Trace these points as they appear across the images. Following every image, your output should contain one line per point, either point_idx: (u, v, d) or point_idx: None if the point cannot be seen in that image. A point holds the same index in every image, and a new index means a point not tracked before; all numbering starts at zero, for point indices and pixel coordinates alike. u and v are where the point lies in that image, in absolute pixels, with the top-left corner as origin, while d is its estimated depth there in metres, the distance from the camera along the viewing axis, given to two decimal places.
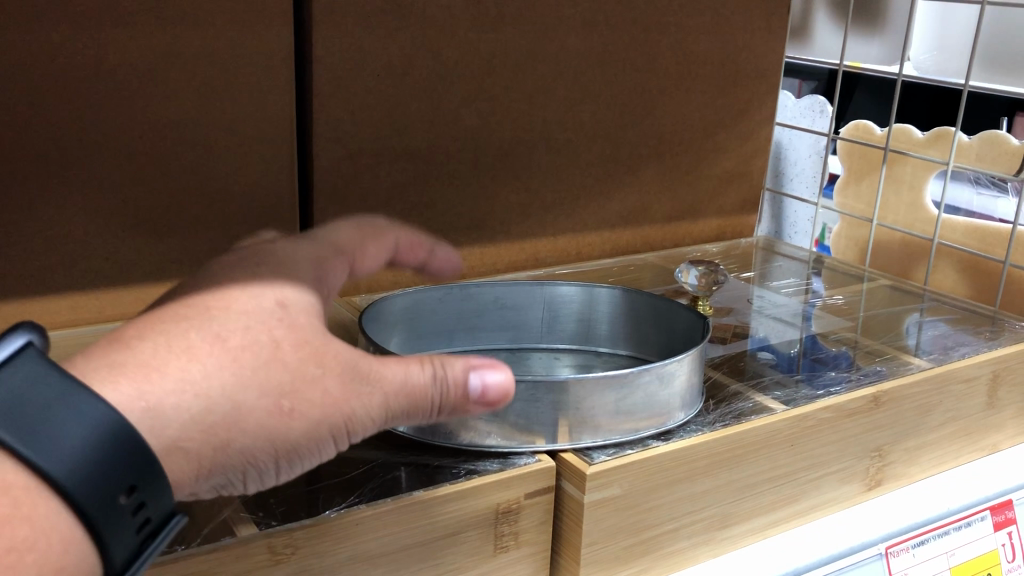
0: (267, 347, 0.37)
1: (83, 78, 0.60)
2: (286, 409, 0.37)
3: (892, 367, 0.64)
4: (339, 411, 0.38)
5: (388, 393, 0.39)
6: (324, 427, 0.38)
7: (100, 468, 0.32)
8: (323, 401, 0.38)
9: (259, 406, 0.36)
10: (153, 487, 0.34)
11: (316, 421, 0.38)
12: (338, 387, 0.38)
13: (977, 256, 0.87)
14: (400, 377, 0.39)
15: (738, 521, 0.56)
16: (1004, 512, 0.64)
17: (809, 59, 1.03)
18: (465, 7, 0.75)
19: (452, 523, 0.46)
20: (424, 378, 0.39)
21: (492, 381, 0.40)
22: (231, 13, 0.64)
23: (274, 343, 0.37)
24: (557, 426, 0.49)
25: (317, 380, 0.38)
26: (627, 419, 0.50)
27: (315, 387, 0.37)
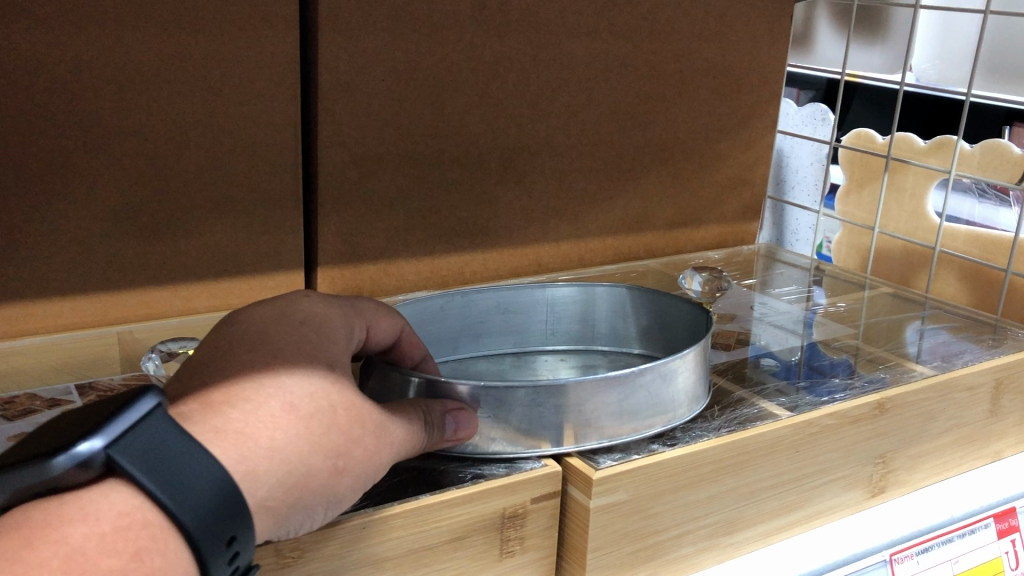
0: (331, 407, 0.39)
1: (89, 80, 0.60)
2: (341, 467, 0.39)
3: (896, 374, 0.64)
4: (376, 463, 0.41)
5: (405, 443, 0.43)
6: (365, 479, 0.41)
7: (216, 516, 0.33)
8: (368, 456, 0.40)
9: (323, 464, 0.38)
10: (247, 537, 0.35)
11: (360, 473, 0.40)
12: (378, 440, 0.41)
13: (978, 264, 0.88)
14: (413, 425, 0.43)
15: (743, 527, 0.56)
16: (1008, 519, 0.64)
17: (810, 67, 1.04)
18: (470, 12, 0.75)
19: (458, 527, 0.46)
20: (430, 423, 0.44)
21: (463, 424, 0.46)
22: (237, 16, 0.64)
23: (333, 404, 0.39)
24: (562, 431, 0.49)
25: (365, 437, 0.40)
26: (630, 418, 0.50)
27: (363, 444, 0.40)
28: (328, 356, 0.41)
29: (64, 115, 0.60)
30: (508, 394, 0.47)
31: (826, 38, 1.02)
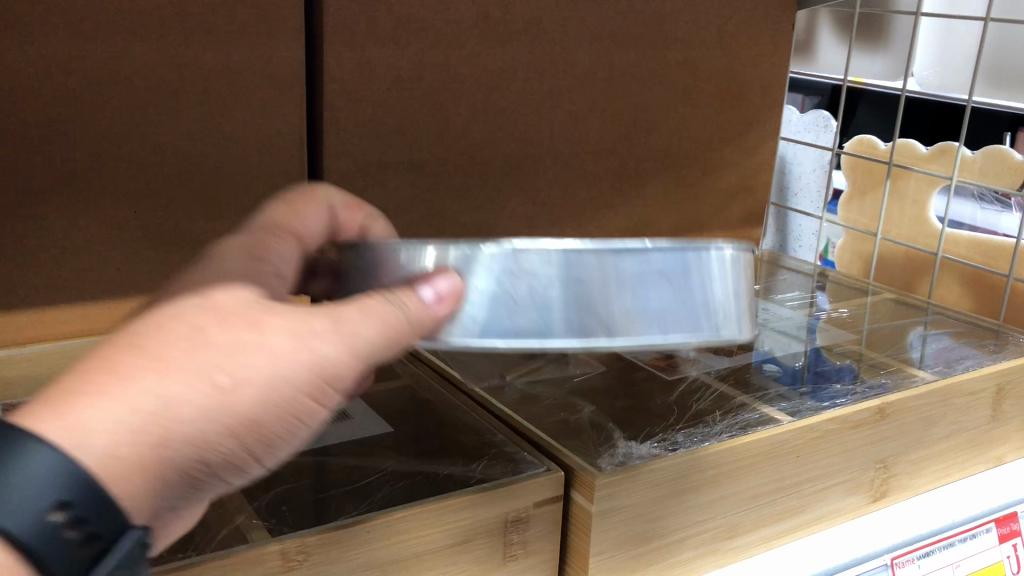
0: (202, 326, 0.32)
1: (98, 90, 0.61)
2: (223, 383, 0.32)
3: (897, 379, 0.65)
4: (292, 376, 0.34)
5: (345, 331, 0.35)
6: (275, 394, 0.34)
7: (36, 503, 0.28)
8: (270, 366, 0.33)
9: (189, 389, 0.31)
10: (105, 510, 0.30)
11: (260, 390, 0.33)
12: (286, 342, 0.34)
13: (980, 270, 0.88)
14: (353, 314, 0.35)
15: (745, 531, 0.56)
16: (1009, 524, 0.65)
17: (813, 75, 1.05)
18: (474, 21, 0.76)
19: (462, 531, 0.46)
20: (380, 308, 0.36)
21: (442, 285, 0.35)
22: (244, 26, 0.65)
23: (208, 323, 0.32)
24: (577, 318, 0.36)
25: (261, 344, 0.33)
26: (654, 319, 0.36)
27: (256, 353, 0.33)
28: (269, 275, 0.43)
29: (75, 125, 0.61)
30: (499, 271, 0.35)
31: (828, 46, 1.04)
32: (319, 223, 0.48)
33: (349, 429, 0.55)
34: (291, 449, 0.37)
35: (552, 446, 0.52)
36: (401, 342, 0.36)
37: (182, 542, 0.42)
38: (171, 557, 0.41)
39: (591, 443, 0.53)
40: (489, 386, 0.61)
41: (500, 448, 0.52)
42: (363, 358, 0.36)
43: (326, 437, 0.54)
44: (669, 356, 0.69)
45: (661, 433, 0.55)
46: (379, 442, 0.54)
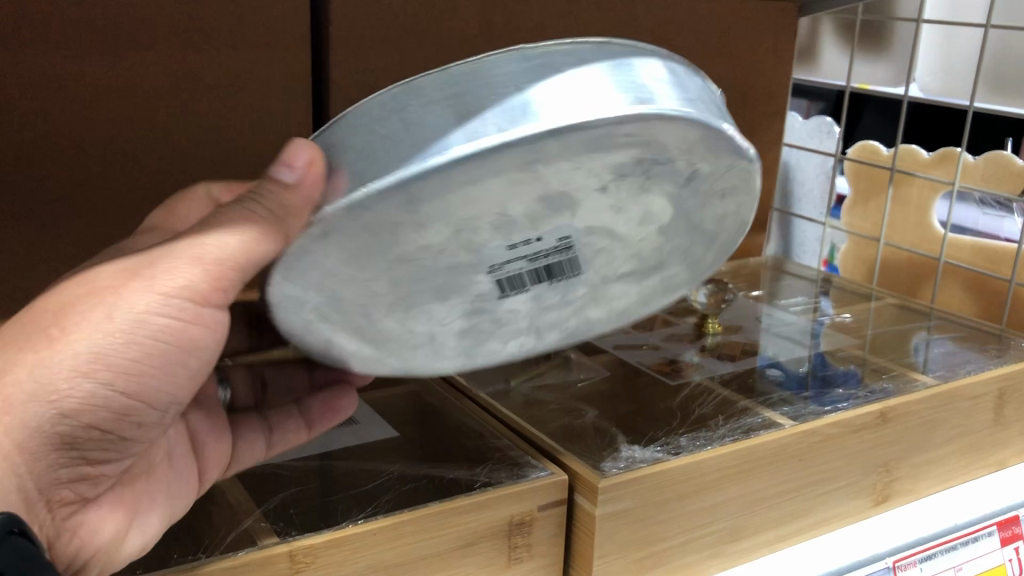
0: (48, 292, 0.38)
1: (109, 103, 0.62)
2: (54, 332, 0.36)
3: (899, 384, 0.65)
4: (131, 311, 0.37)
5: (204, 250, 0.38)
6: (118, 322, 0.37)
7: None
8: (99, 306, 0.37)
9: (23, 341, 0.36)
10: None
11: (93, 329, 0.37)
12: (118, 280, 0.38)
13: (983, 275, 0.88)
14: (219, 232, 0.37)
15: (748, 535, 0.56)
16: (1011, 527, 0.65)
17: (814, 81, 1.06)
18: (479, 31, 0.76)
19: (467, 534, 0.47)
20: (242, 216, 0.37)
21: (296, 155, 0.34)
22: (252, 37, 0.66)
23: (50, 293, 0.38)
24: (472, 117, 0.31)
25: (92, 289, 0.38)
26: (590, 89, 0.31)
27: (93, 295, 0.37)
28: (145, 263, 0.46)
29: (87, 136, 0.62)
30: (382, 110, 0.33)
31: (830, 53, 1.04)
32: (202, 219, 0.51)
33: (356, 435, 0.56)
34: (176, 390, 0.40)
35: (556, 451, 0.53)
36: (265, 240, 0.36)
37: (193, 545, 0.43)
38: (183, 560, 0.42)
39: (594, 448, 0.53)
40: (493, 390, 0.62)
41: (504, 453, 0.53)
42: (220, 282, 0.38)
43: (334, 442, 0.55)
44: (673, 361, 0.70)
45: (665, 437, 0.55)
46: (384, 447, 0.55)
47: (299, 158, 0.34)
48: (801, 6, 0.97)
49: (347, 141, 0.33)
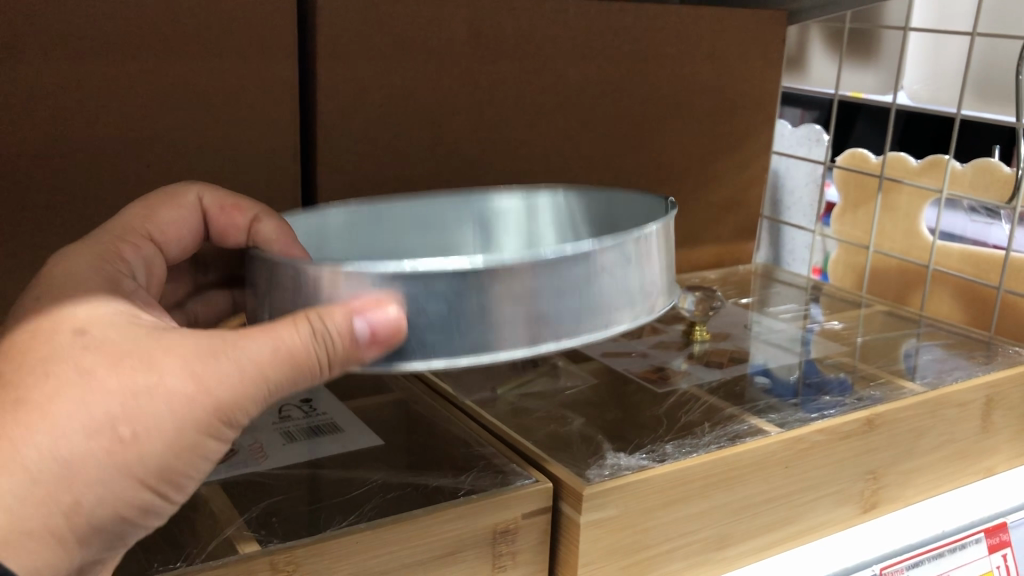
0: (105, 366, 0.34)
1: (92, 108, 0.62)
2: (127, 436, 0.33)
3: (887, 391, 0.65)
4: (195, 434, 0.35)
5: (257, 368, 0.35)
6: (183, 432, 0.34)
7: None
8: (169, 410, 0.34)
9: (92, 443, 0.33)
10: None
11: (161, 434, 0.34)
12: (188, 390, 0.34)
13: (972, 282, 0.89)
14: (267, 350, 0.35)
15: (733, 543, 0.56)
16: (999, 534, 0.65)
17: (806, 89, 1.07)
18: (466, 39, 0.77)
19: (451, 542, 0.47)
20: (296, 342, 0.35)
21: (376, 316, 0.35)
22: (236, 44, 0.66)
23: (104, 369, 0.34)
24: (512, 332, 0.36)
25: (160, 391, 0.34)
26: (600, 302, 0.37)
27: (164, 400, 0.34)
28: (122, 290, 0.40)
29: (69, 141, 0.62)
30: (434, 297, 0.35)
31: (820, 61, 1.05)
32: (185, 228, 0.48)
33: (341, 441, 0.56)
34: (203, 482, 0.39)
35: (542, 458, 0.52)
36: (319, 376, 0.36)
37: (173, 552, 0.43)
38: (161, 569, 0.41)
39: (580, 455, 0.53)
40: (481, 398, 0.62)
41: (489, 460, 0.53)
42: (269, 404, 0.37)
43: (320, 449, 0.55)
44: (661, 368, 0.70)
45: (651, 445, 0.55)
46: (369, 455, 0.54)
47: (386, 324, 0.35)
48: (789, 14, 0.97)
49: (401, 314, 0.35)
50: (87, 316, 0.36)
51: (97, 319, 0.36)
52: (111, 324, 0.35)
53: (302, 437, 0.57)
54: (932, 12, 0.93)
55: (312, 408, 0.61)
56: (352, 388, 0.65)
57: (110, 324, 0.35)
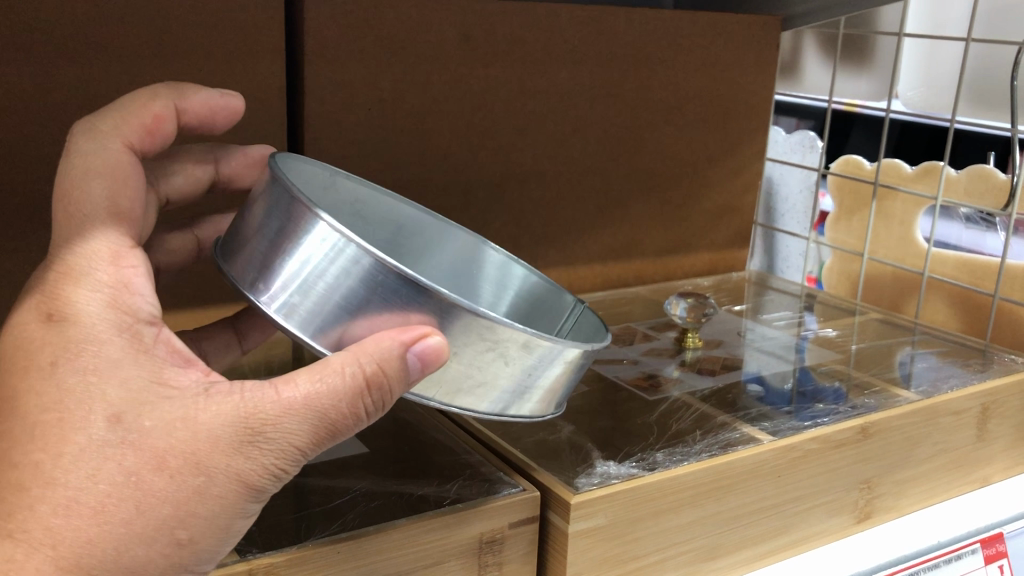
0: (150, 471, 0.35)
1: (78, 108, 0.61)
2: (184, 539, 0.36)
3: (882, 399, 0.64)
4: (237, 510, 0.38)
5: (294, 444, 0.37)
6: (231, 518, 0.38)
7: None
8: (217, 505, 0.37)
9: (151, 549, 0.36)
10: None
11: (209, 528, 0.37)
12: (232, 486, 0.37)
13: (967, 290, 0.88)
14: (304, 422, 0.37)
15: (725, 553, 0.55)
16: (995, 544, 0.63)
17: (797, 95, 1.07)
18: (456, 42, 0.76)
19: (435, 553, 0.46)
20: (335, 403, 0.37)
21: (427, 353, 0.38)
22: (223, 47, 0.66)
23: (151, 473, 0.35)
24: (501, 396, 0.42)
25: (207, 491, 0.36)
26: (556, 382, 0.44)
27: (214, 500, 0.37)
28: (134, 323, 0.38)
29: (57, 143, 0.62)
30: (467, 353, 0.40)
31: (814, 67, 1.05)
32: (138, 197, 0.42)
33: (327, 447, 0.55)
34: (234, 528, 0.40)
35: (530, 467, 0.51)
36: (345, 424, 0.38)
37: None
38: None
39: (569, 464, 0.52)
40: None
41: (476, 469, 0.52)
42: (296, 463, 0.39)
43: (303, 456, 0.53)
44: (652, 376, 0.69)
45: (641, 453, 0.54)
46: (355, 462, 0.53)
47: (435, 352, 0.38)
48: (784, 20, 0.97)
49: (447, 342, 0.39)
50: (119, 397, 0.36)
51: (126, 400, 0.36)
52: (145, 408, 0.36)
53: None
54: (925, 18, 0.92)
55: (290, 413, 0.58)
56: None
57: (146, 407, 0.36)
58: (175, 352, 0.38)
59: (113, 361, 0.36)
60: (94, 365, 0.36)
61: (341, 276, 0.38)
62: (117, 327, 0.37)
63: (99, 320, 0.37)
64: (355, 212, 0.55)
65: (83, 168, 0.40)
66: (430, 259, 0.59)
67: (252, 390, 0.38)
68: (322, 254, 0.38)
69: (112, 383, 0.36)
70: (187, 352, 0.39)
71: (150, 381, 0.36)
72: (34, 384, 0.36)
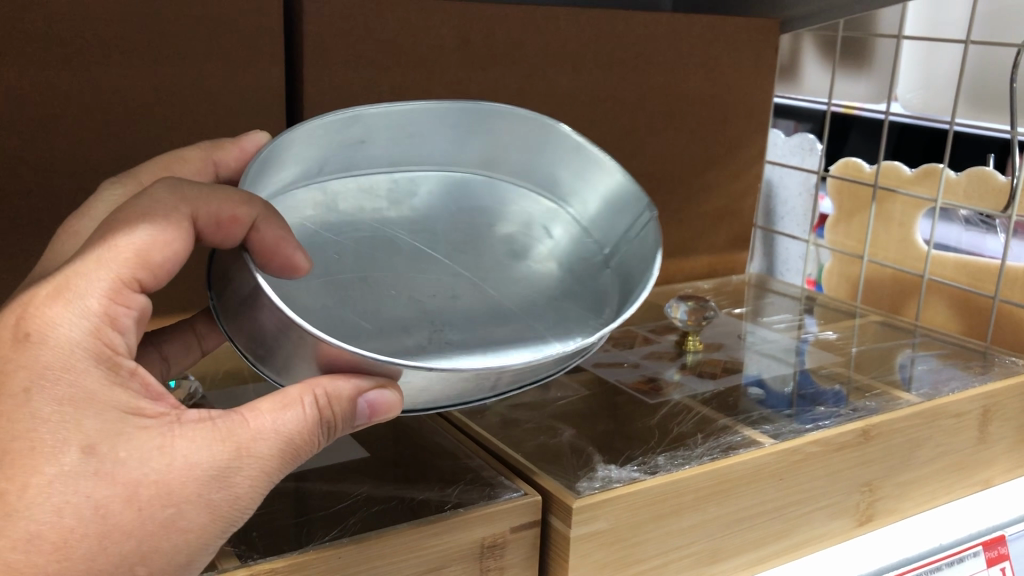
0: (120, 503, 0.35)
1: (76, 113, 0.61)
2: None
3: (883, 402, 0.64)
4: (204, 545, 0.37)
5: (263, 470, 0.38)
6: (197, 555, 0.37)
7: None
8: (186, 540, 0.37)
9: None
10: None
11: (174, 565, 0.37)
12: (203, 518, 0.37)
13: (967, 292, 0.88)
14: (270, 447, 0.38)
15: (726, 557, 0.55)
16: (997, 547, 0.63)
17: (797, 97, 1.07)
18: (456, 45, 0.76)
19: (436, 557, 0.46)
20: (299, 430, 0.38)
21: (378, 406, 0.38)
22: (221, 51, 0.66)
23: (119, 507, 0.35)
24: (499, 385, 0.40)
25: (176, 525, 0.36)
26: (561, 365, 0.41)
27: (180, 533, 0.36)
28: (120, 365, 0.38)
29: (53, 148, 0.62)
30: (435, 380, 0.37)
31: (812, 70, 1.05)
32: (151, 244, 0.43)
33: (325, 453, 0.55)
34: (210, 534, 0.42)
35: (531, 471, 0.51)
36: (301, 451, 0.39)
37: None
38: None
39: (570, 467, 0.52)
40: (469, 409, 0.61)
41: (477, 473, 0.52)
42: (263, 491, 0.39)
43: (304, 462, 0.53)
44: (653, 379, 0.69)
45: (642, 456, 0.54)
46: (356, 467, 0.53)
47: (381, 406, 0.38)
48: (783, 22, 0.97)
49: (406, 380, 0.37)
50: (94, 428, 0.35)
51: (101, 431, 0.36)
52: (121, 438, 0.36)
53: None
54: (924, 20, 0.92)
55: None
56: None
57: (120, 438, 0.36)
58: (148, 386, 0.38)
59: (90, 391, 0.36)
60: (69, 395, 0.36)
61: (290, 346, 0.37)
62: (93, 356, 0.37)
63: (76, 348, 0.36)
64: (387, 130, 0.51)
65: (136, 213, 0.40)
66: (496, 143, 0.54)
67: (222, 418, 0.39)
68: (267, 320, 0.37)
69: (87, 414, 0.36)
70: (158, 385, 0.39)
71: (125, 413, 0.37)
72: (7, 411, 0.35)
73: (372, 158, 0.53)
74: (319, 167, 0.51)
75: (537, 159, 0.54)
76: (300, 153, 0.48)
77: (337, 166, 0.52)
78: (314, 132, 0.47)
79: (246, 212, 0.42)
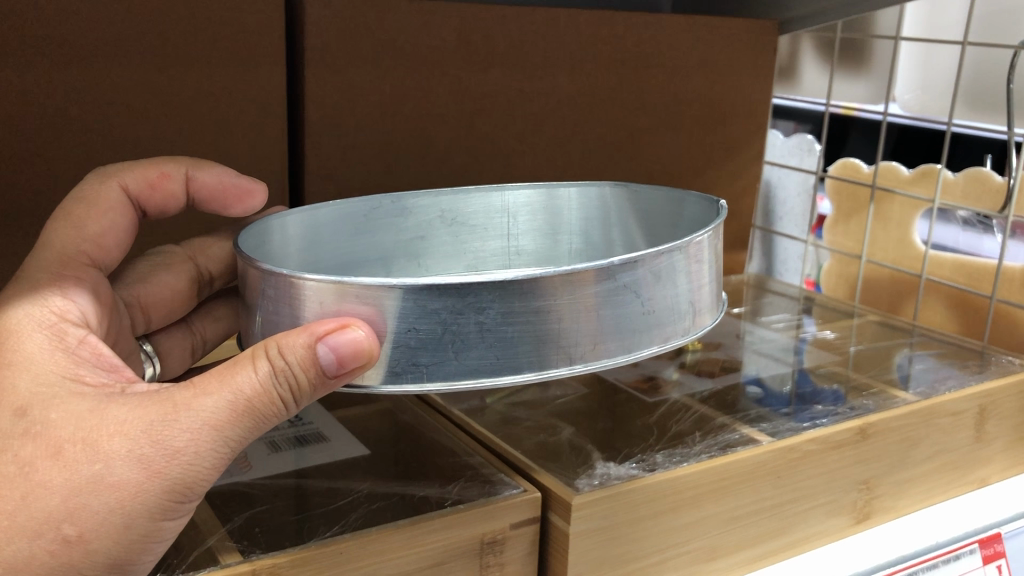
0: (42, 460, 0.38)
1: (78, 116, 0.62)
2: (71, 535, 0.38)
3: (879, 401, 0.64)
4: (145, 515, 0.39)
5: (211, 425, 0.39)
6: (136, 517, 0.38)
7: None
8: (115, 500, 0.38)
9: (35, 544, 0.37)
10: None
11: (104, 528, 0.38)
12: (138, 475, 0.38)
13: (965, 292, 0.88)
14: (218, 401, 0.39)
15: (721, 554, 0.55)
16: (993, 545, 0.63)
17: (795, 99, 1.08)
18: (457, 47, 0.76)
19: (436, 553, 0.46)
20: (256, 387, 0.39)
21: (340, 336, 0.37)
22: (221, 53, 0.66)
23: (46, 462, 0.38)
24: (550, 353, 0.39)
25: (104, 480, 0.38)
26: (619, 325, 0.40)
27: (110, 490, 0.38)
28: (71, 333, 0.42)
29: (53, 150, 0.62)
30: (460, 317, 0.38)
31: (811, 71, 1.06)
32: (111, 225, 0.49)
33: (325, 451, 0.56)
34: (178, 523, 0.41)
35: (531, 468, 0.52)
36: (254, 414, 0.39)
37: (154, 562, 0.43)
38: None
39: (570, 465, 0.52)
40: (469, 408, 0.61)
41: (476, 470, 0.52)
42: (214, 463, 0.39)
43: (306, 459, 0.54)
44: (652, 378, 0.69)
45: (641, 454, 0.55)
46: (354, 464, 0.54)
47: (352, 347, 0.37)
48: (781, 24, 0.97)
49: (428, 312, 0.37)
50: (29, 390, 0.40)
51: (35, 395, 0.39)
52: (53, 401, 0.39)
53: (287, 446, 0.56)
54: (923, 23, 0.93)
55: (298, 418, 0.60)
56: (334, 396, 0.64)
57: (52, 401, 0.39)
58: (100, 358, 0.42)
59: (31, 354, 0.41)
60: (12, 358, 0.40)
61: (304, 317, 0.39)
62: (41, 326, 0.42)
63: (27, 320, 0.42)
64: (450, 222, 0.57)
65: (80, 198, 0.49)
66: (552, 232, 0.59)
67: (185, 383, 0.40)
68: (277, 292, 0.39)
69: (25, 375, 0.40)
70: (113, 359, 0.43)
71: (62, 376, 0.40)
72: None
73: (441, 263, 0.58)
74: (390, 258, 0.56)
75: (587, 237, 0.59)
76: (366, 228, 0.54)
77: (409, 270, 0.57)
78: (379, 206, 0.55)
79: (175, 169, 0.52)
